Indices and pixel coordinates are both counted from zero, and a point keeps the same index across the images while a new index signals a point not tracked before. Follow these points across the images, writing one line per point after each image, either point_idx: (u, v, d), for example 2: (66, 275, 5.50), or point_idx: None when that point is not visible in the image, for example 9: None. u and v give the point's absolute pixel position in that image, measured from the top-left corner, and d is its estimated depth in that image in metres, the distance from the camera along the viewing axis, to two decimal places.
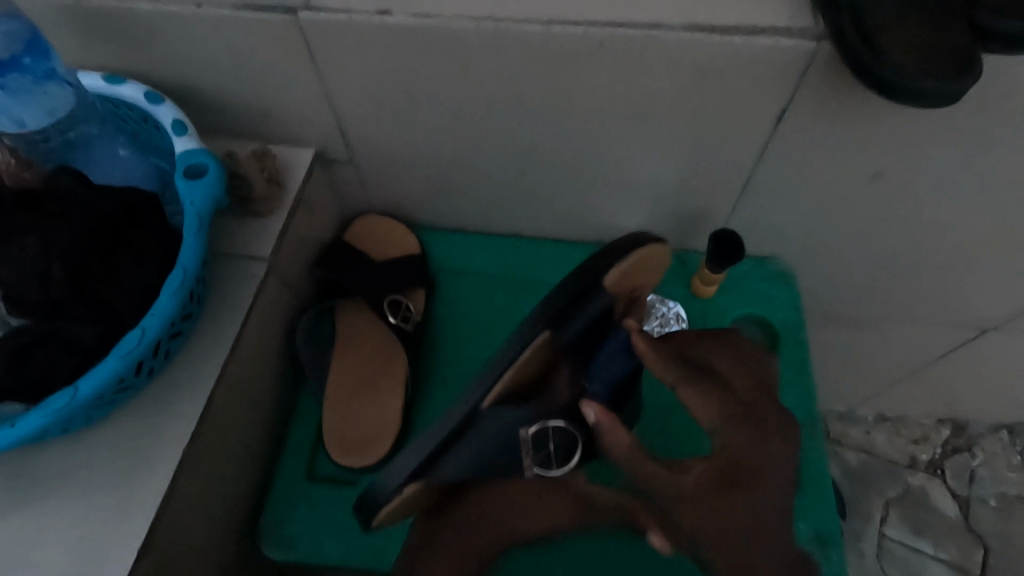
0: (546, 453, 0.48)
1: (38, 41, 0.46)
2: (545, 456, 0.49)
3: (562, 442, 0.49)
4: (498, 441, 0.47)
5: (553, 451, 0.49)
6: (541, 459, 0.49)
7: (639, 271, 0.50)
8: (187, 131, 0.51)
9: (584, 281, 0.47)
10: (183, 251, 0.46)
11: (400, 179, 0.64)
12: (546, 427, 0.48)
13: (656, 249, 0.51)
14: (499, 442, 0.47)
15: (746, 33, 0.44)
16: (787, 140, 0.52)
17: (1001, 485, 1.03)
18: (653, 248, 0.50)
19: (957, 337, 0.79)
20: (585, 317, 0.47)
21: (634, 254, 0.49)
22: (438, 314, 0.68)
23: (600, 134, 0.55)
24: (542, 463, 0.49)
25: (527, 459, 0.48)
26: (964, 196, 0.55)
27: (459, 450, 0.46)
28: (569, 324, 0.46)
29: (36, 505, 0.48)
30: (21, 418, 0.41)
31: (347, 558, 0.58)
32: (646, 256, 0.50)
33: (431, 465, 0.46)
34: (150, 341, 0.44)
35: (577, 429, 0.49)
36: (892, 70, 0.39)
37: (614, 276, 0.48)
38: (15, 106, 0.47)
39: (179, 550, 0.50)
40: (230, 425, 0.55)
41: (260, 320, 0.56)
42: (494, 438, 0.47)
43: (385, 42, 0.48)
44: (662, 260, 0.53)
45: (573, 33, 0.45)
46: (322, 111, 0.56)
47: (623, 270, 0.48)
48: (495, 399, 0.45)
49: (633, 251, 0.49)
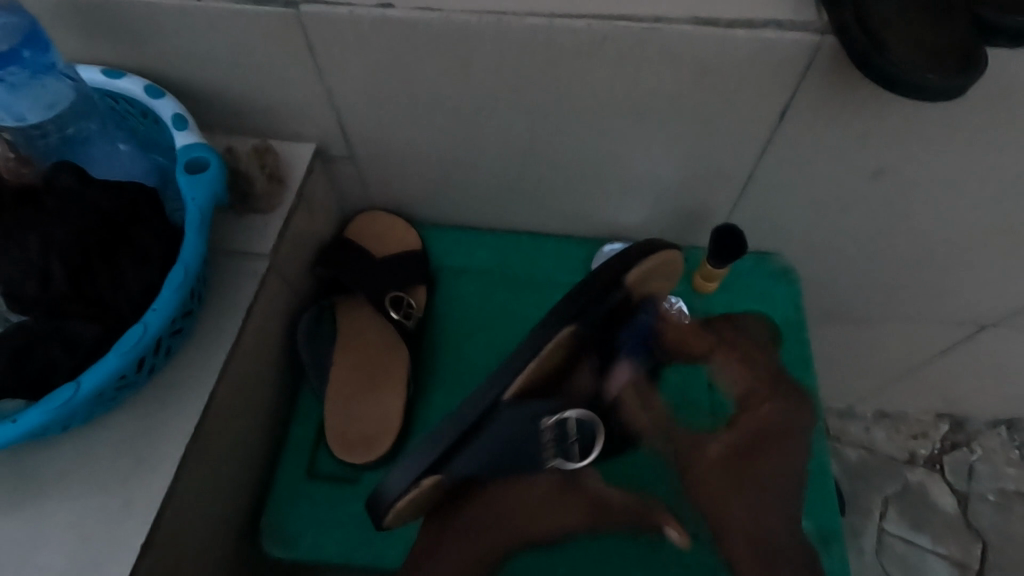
0: (568, 443, 0.51)
1: (38, 35, 0.45)
2: (566, 445, 0.51)
3: (584, 433, 0.52)
4: (505, 443, 0.47)
5: (574, 441, 0.51)
6: (562, 451, 0.51)
7: (654, 273, 0.52)
8: (188, 126, 0.51)
9: (606, 282, 0.49)
10: (185, 247, 0.45)
11: (401, 175, 0.64)
12: (568, 416, 0.50)
13: (670, 252, 0.53)
14: (512, 444, 0.48)
15: (750, 27, 0.44)
16: (790, 136, 0.52)
17: (999, 481, 1.03)
18: (669, 253, 0.52)
19: (956, 333, 0.79)
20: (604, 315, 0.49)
21: (653, 257, 0.50)
22: (439, 311, 0.68)
23: (603, 129, 0.54)
24: (562, 458, 0.51)
25: (548, 448, 0.50)
26: (967, 192, 0.55)
27: (468, 449, 0.46)
28: (588, 318, 0.48)
29: (36, 504, 0.47)
30: (21, 415, 0.41)
31: (349, 557, 0.57)
32: (662, 260, 0.52)
33: (440, 463, 0.46)
34: (151, 338, 0.43)
35: (597, 419, 0.51)
36: (897, 64, 0.39)
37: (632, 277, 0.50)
38: (14, 101, 0.46)
39: (180, 548, 0.50)
40: (231, 423, 0.54)
41: (261, 316, 0.56)
42: (515, 431, 0.48)
43: (386, 36, 0.47)
44: (676, 264, 0.54)
45: (576, 27, 0.45)
46: (322, 107, 0.56)
47: (640, 270, 0.50)
48: (513, 394, 0.46)
49: (650, 255, 0.50)
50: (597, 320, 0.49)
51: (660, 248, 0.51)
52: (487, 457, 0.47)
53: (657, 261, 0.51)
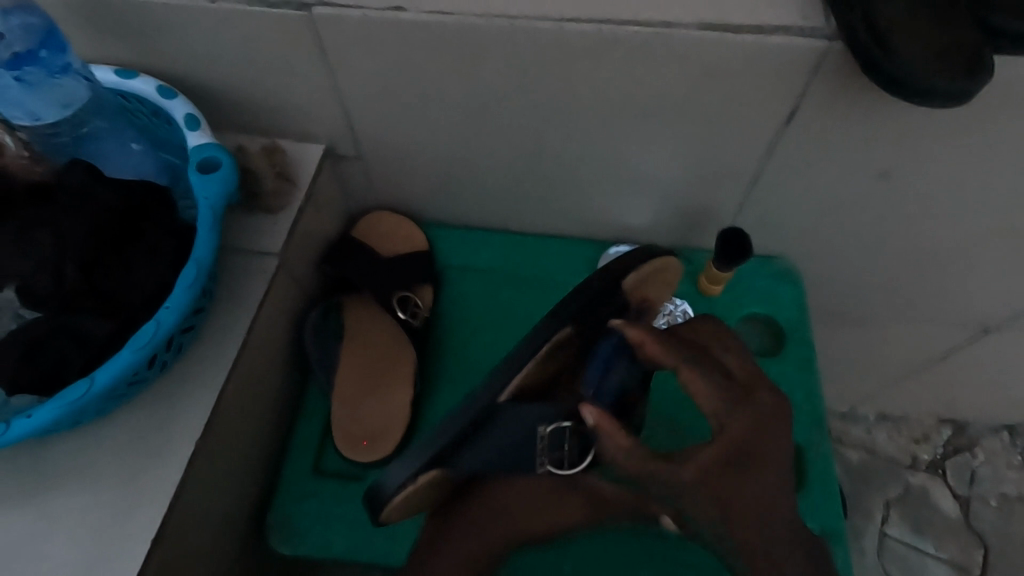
0: (561, 453, 0.49)
1: (55, 35, 0.46)
2: (559, 455, 0.49)
3: (576, 440, 0.49)
4: (511, 441, 0.47)
5: (567, 450, 0.49)
6: (553, 460, 0.49)
7: (652, 280, 0.53)
8: (200, 126, 0.51)
9: (606, 283, 0.50)
10: (197, 245, 0.46)
11: (408, 175, 0.65)
12: (564, 424, 0.48)
13: (668, 260, 0.54)
14: (511, 442, 0.47)
15: (757, 32, 0.44)
16: (796, 139, 0.53)
17: (1001, 485, 1.03)
18: (664, 260, 0.53)
19: (959, 338, 0.79)
20: (602, 316, 0.50)
21: (651, 263, 0.52)
22: (444, 310, 0.68)
23: (609, 131, 0.55)
24: (555, 464, 0.49)
25: (540, 456, 0.48)
26: (971, 197, 0.55)
27: (472, 445, 0.46)
28: (587, 320, 0.49)
29: (47, 498, 0.48)
30: (36, 409, 0.42)
31: (356, 553, 0.58)
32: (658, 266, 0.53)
33: (448, 457, 0.46)
34: (164, 335, 0.44)
35: None
36: (901, 67, 0.40)
37: (631, 280, 0.51)
38: (29, 99, 0.47)
39: (189, 543, 0.50)
40: (239, 420, 0.55)
41: (270, 314, 0.57)
42: (515, 430, 0.47)
43: (397, 38, 0.48)
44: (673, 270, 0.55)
45: (586, 30, 0.45)
46: (332, 107, 0.57)
47: (638, 275, 0.52)
48: (514, 392, 0.46)
49: (651, 260, 0.52)
50: (596, 323, 0.50)
51: (659, 254, 0.53)
52: (492, 455, 0.47)
53: (653, 269, 0.53)
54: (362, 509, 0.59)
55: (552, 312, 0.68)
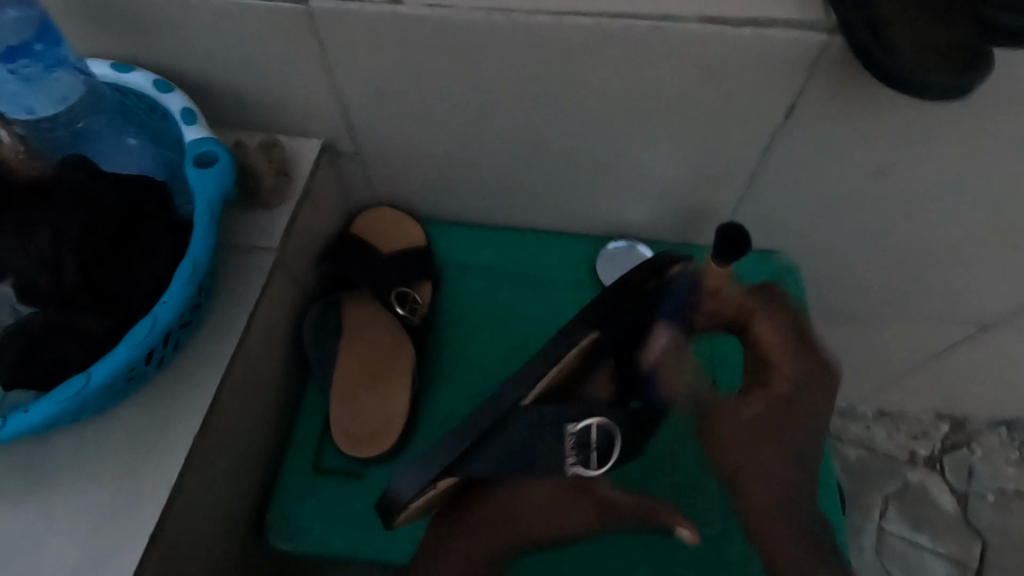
0: (589, 451, 0.49)
1: (49, 29, 0.46)
2: (586, 453, 0.49)
3: (602, 440, 0.49)
4: (523, 444, 0.47)
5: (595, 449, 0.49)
6: (582, 459, 0.49)
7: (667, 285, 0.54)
8: (197, 122, 0.51)
9: (626, 287, 0.49)
10: (193, 241, 0.46)
11: (407, 171, 0.64)
12: (594, 424, 0.48)
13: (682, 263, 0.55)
14: (529, 444, 0.47)
15: (757, 26, 0.44)
16: (797, 134, 0.52)
17: (999, 481, 1.04)
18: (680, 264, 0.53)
19: (958, 333, 0.79)
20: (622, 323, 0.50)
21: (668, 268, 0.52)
22: (443, 307, 0.68)
23: (609, 127, 0.55)
24: (583, 464, 0.49)
25: (568, 454, 0.48)
26: (971, 192, 0.55)
27: (486, 450, 0.46)
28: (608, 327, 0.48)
29: (44, 497, 0.48)
30: (32, 406, 0.41)
31: (356, 550, 0.58)
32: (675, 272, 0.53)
33: (458, 462, 0.46)
34: (161, 332, 0.44)
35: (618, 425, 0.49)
36: (897, 63, 0.40)
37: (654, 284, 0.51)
38: (25, 92, 0.47)
39: (188, 541, 0.50)
40: (238, 417, 0.55)
41: (268, 312, 0.56)
42: (532, 432, 0.47)
43: (394, 33, 0.48)
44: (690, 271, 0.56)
45: (584, 24, 0.45)
46: (330, 102, 0.56)
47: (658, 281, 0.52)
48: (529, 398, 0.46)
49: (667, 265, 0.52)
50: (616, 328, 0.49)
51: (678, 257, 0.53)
52: (505, 459, 0.47)
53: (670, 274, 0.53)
54: (363, 506, 0.59)
55: (551, 309, 0.67)
